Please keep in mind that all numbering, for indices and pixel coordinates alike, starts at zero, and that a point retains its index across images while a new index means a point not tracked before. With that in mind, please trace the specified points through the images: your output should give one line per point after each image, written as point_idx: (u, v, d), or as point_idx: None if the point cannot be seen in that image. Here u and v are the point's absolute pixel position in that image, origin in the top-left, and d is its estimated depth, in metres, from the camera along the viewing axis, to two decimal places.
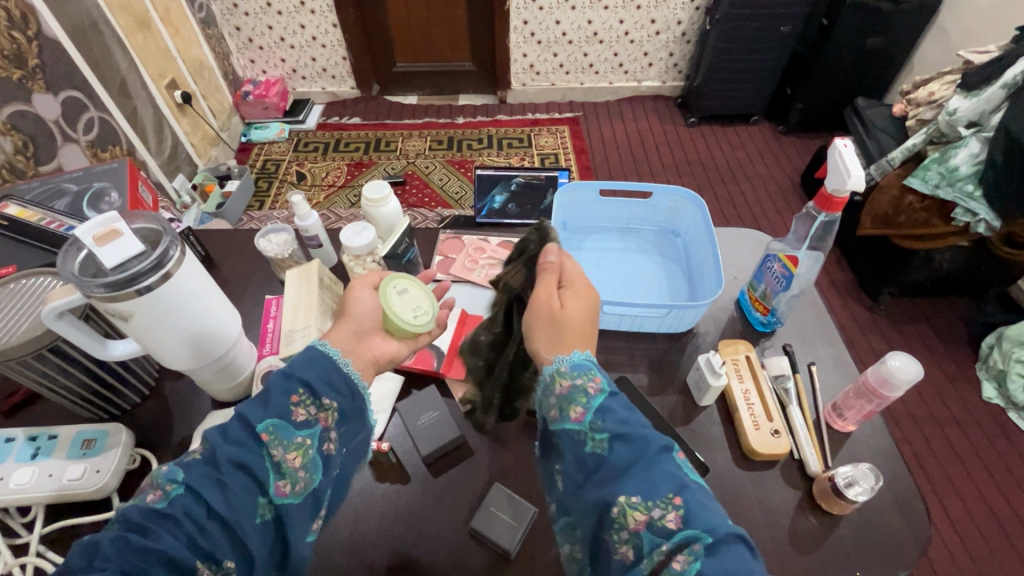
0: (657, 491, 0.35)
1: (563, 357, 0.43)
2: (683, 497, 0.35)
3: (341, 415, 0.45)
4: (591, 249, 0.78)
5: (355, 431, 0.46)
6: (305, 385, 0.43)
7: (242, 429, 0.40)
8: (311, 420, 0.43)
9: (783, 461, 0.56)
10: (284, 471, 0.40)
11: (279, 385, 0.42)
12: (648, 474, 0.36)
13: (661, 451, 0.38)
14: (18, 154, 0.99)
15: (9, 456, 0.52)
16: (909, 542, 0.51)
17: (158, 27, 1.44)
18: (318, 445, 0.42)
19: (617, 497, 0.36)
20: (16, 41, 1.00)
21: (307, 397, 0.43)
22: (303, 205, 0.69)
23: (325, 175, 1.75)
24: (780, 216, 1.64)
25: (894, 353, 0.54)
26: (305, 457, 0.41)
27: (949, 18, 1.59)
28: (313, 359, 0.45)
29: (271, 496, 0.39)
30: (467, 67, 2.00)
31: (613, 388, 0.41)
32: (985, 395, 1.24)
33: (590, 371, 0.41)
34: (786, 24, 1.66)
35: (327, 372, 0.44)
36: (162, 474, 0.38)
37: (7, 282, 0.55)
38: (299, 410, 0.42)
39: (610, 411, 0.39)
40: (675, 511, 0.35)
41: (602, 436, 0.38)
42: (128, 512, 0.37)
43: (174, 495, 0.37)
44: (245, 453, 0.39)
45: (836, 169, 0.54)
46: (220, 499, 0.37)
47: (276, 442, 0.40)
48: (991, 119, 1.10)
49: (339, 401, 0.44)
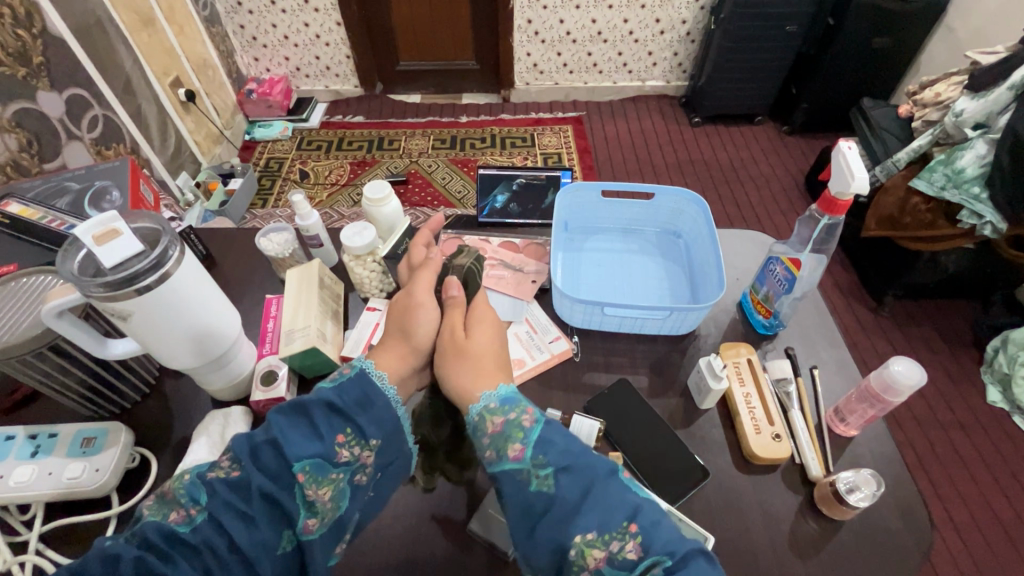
0: (612, 523, 0.37)
1: (489, 394, 0.44)
2: (638, 524, 0.37)
3: (383, 452, 0.43)
4: (593, 250, 0.78)
5: (395, 463, 0.45)
6: (353, 423, 0.42)
7: (279, 462, 0.39)
8: (353, 459, 0.41)
9: (784, 465, 0.56)
10: (315, 510, 0.39)
11: (327, 419, 0.41)
12: (600, 503, 0.38)
13: (610, 475, 0.40)
14: (23, 151, 0.99)
15: (9, 454, 0.52)
16: (911, 548, 0.51)
17: (162, 25, 1.44)
18: (351, 480, 0.42)
19: (574, 536, 0.37)
20: (21, 39, 1.00)
21: (354, 436, 0.42)
22: (303, 205, 0.69)
23: (329, 173, 1.75)
24: (784, 217, 1.64)
25: (897, 358, 0.54)
26: (336, 491, 0.40)
27: (956, 18, 1.58)
28: (365, 396, 0.43)
29: (297, 530, 0.39)
30: (470, 65, 1.99)
31: (547, 418, 0.43)
32: (990, 399, 1.23)
33: (521, 405, 0.43)
34: (791, 24, 1.64)
35: (376, 411, 0.43)
36: (186, 491, 0.39)
37: (8, 280, 0.55)
38: (344, 450, 0.41)
39: (550, 443, 0.41)
40: (633, 540, 0.37)
41: (547, 472, 0.40)
42: (147, 529, 0.37)
43: (196, 521, 0.37)
44: (275, 486, 0.39)
45: (841, 171, 0.53)
46: (243, 532, 0.37)
47: (312, 481, 0.39)
48: (998, 121, 1.08)
49: (385, 440, 0.43)
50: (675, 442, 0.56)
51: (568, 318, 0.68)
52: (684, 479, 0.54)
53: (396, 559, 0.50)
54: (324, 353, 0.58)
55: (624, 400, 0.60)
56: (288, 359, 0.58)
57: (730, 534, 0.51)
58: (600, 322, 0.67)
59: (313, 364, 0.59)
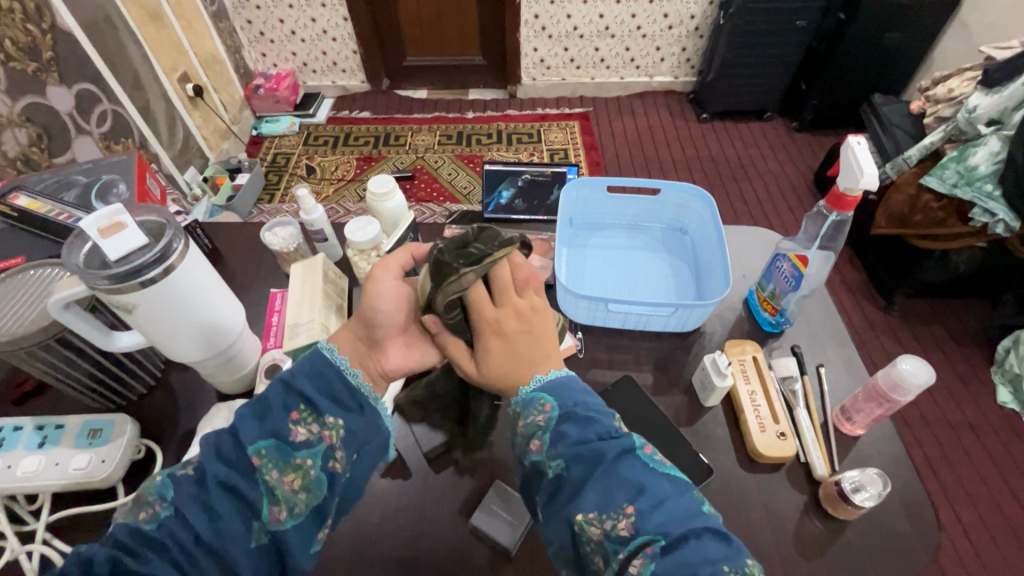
0: (611, 503, 0.36)
1: (516, 397, 0.43)
2: (635, 505, 0.36)
3: (349, 433, 0.42)
4: (598, 246, 0.77)
5: (369, 444, 0.43)
6: (307, 401, 0.41)
7: (235, 448, 0.39)
8: (313, 438, 0.41)
9: (789, 464, 0.56)
10: (278, 496, 0.39)
11: (280, 400, 0.41)
12: (603, 485, 0.37)
13: (620, 456, 0.38)
14: (33, 146, 1.00)
15: (17, 444, 0.53)
16: (918, 549, 0.50)
17: (170, 20, 1.44)
18: (321, 465, 0.41)
19: (576, 514, 0.37)
20: (31, 35, 1.01)
21: (309, 414, 0.41)
22: (308, 199, 0.69)
23: (335, 168, 1.75)
24: (792, 215, 1.62)
25: (906, 357, 0.54)
26: (305, 478, 0.40)
27: (971, 13, 1.55)
28: (316, 372, 0.43)
29: (264, 520, 0.39)
30: (477, 61, 1.99)
31: (565, 409, 0.41)
32: (1000, 399, 1.22)
33: (539, 403, 0.41)
34: (802, 19, 1.62)
35: (334, 389, 0.42)
36: (155, 489, 0.39)
37: (18, 272, 0.56)
38: (299, 428, 0.40)
39: (563, 436, 0.39)
40: (627, 519, 0.35)
41: (557, 462, 0.39)
42: (118, 533, 0.37)
43: (163, 518, 0.37)
44: (235, 475, 0.39)
45: (849, 166, 0.52)
46: (206, 523, 0.37)
47: (270, 465, 0.39)
48: (1013, 117, 1.06)
49: (346, 417, 0.42)
50: (676, 438, 0.56)
51: (572, 314, 0.67)
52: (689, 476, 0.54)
53: (396, 555, 0.50)
54: None
55: (626, 393, 0.60)
56: (291, 353, 0.58)
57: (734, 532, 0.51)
58: (604, 318, 0.66)
59: None
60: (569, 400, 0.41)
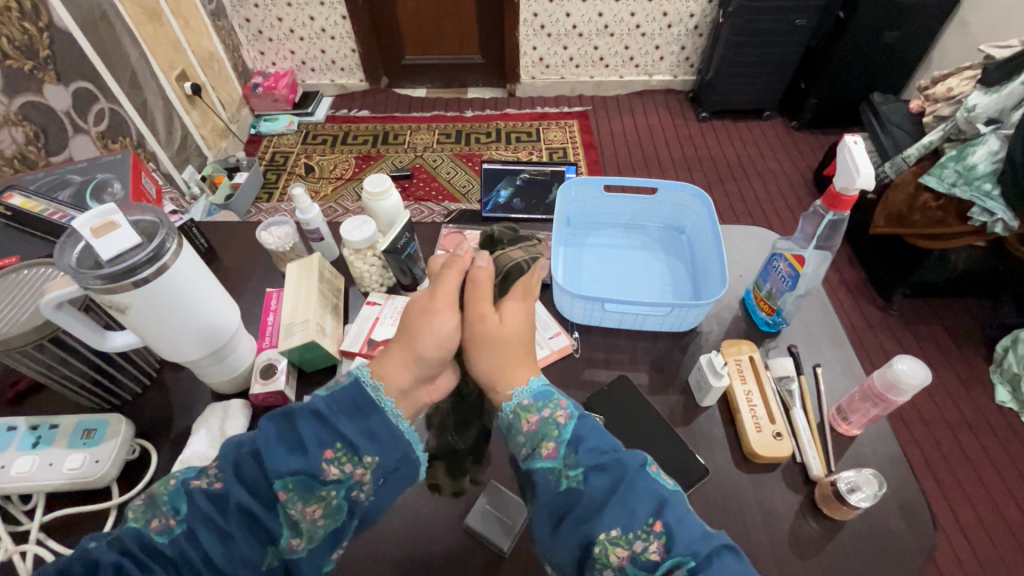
0: (636, 521, 0.36)
1: (519, 391, 0.42)
2: (662, 522, 0.36)
3: (380, 470, 0.41)
4: (594, 246, 0.77)
5: (396, 477, 0.42)
6: (344, 439, 0.39)
7: (258, 476, 0.38)
8: (344, 476, 0.39)
9: (784, 464, 0.55)
10: (300, 529, 0.38)
11: (314, 435, 0.39)
12: (626, 499, 0.36)
13: (640, 469, 0.38)
14: (29, 144, 1.00)
15: (10, 444, 0.52)
16: (913, 548, 0.50)
17: (168, 18, 1.44)
18: (345, 495, 0.40)
19: (598, 533, 0.36)
20: (27, 33, 1.01)
21: (345, 453, 0.39)
22: (304, 198, 0.69)
23: (334, 167, 1.75)
24: (791, 214, 1.62)
25: (901, 357, 0.53)
26: (327, 507, 0.39)
27: (970, 11, 1.55)
28: (357, 409, 0.40)
29: (280, 547, 0.39)
30: (476, 60, 1.98)
31: (579, 412, 0.42)
32: (998, 399, 1.22)
33: (554, 399, 0.41)
34: (801, 18, 1.62)
35: (370, 423, 0.40)
36: (168, 498, 0.39)
37: (9, 272, 0.56)
38: (332, 467, 0.38)
39: (581, 441, 0.39)
40: (657, 541, 0.35)
41: (577, 471, 0.38)
42: (127, 538, 0.37)
43: (175, 532, 0.37)
44: (255, 503, 0.38)
45: (846, 167, 0.52)
46: (219, 549, 0.37)
47: (295, 501, 0.38)
48: (1012, 116, 1.06)
49: (382, 455, 0.40)
50: (675, 444, 0.56)
51: (568, 314, 0.67)
52: (682, 479, 0.53)
53: (390, 555, 0.50)
54: (323, 347, 0.59)
55: (623, 395, 0.60)
56: (287, 353, 0.58)
57: (730, 532, 0.51)
58: (601, 318, 0.66)
59: (312, 357, 0.59)
60: (578, 404, 0.42)
